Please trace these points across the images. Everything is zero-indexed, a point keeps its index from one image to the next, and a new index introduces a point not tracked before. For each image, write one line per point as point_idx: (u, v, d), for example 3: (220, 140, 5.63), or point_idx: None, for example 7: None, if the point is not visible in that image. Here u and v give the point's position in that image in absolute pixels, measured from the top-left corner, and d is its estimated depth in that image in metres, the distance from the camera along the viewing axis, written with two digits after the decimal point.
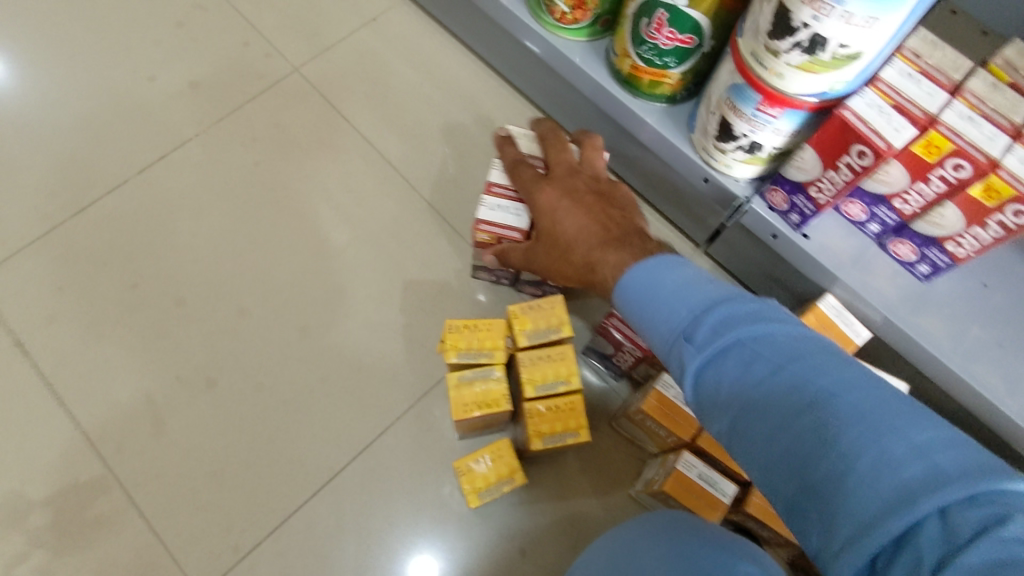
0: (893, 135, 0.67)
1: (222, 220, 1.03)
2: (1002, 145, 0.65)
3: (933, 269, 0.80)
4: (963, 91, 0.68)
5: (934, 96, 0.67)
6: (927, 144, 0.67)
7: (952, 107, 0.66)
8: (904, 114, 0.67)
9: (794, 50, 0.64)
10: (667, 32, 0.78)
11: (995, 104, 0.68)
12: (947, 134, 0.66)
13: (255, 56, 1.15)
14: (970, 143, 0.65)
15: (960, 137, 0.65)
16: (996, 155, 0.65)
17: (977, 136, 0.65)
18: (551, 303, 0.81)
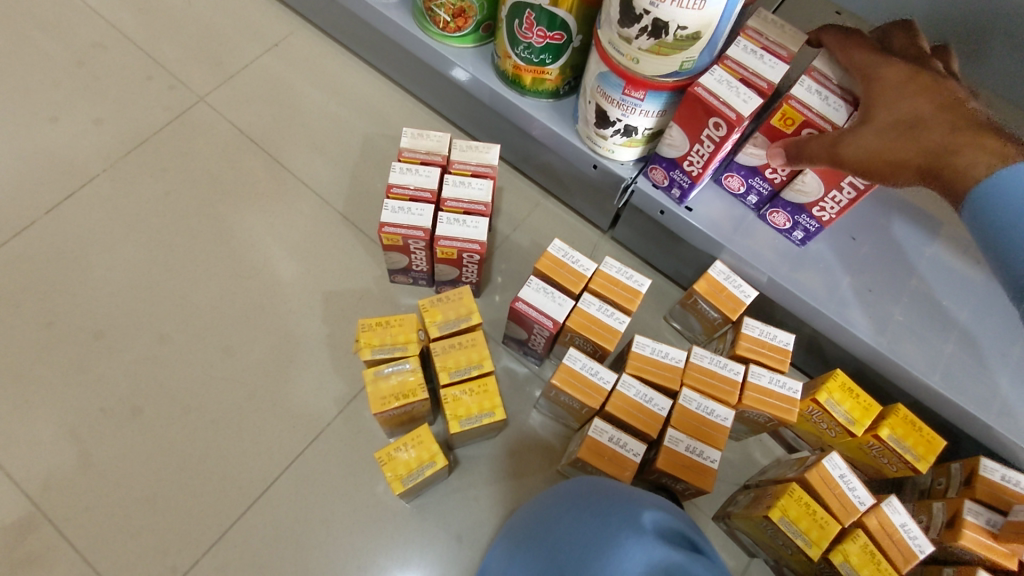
0: (741, 105, 0.73)
1: (136, 251, 1.04)
2: (845, 113, 0.72)
3: (807, 234, 0.87)
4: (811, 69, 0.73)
5: (775, 67, 0.74)
6: (783, 115, 0.75)
7: (800, 82, 0.73)
8: (750, 86, 0.74)
9: (642, 35, 0.71)
10: (538, 30, 0.84)
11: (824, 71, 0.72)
12: (797, 109, 0.73)
13: (158, 89, 1.17)
14: (818, 115, 0.72)
15: (809, 110, 0.72)
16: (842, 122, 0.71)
17: (821, 106, 0.72)
18: (459, 294, 0.85)
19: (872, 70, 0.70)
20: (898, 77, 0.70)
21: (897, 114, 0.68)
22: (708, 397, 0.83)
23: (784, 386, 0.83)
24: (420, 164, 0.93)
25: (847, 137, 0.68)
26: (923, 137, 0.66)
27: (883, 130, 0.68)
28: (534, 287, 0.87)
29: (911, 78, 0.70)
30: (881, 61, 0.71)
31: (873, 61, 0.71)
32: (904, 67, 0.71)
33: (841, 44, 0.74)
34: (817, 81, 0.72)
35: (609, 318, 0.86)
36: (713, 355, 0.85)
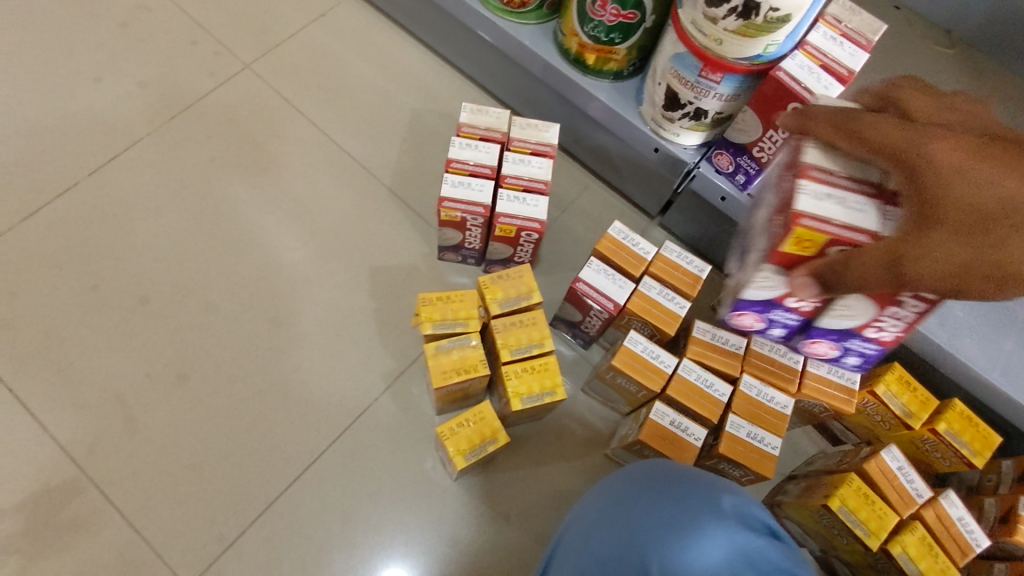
0: (824, 92, 0.72)
1: (182, 217, 1.02)
2: (889, 215, 0.59)
3: (861, 357, 0.81)
4: (810, 168, 0.61)
5: (855, 55, 0.74)
6: (796, 241, 0.63)
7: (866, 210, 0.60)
8: (832, 72, 0.73)
9: (730, 16, 0.69)
10: (612, 9, 0.83)
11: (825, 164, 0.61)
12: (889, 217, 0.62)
13: (203, 54, 1.15)
14: (843, 227, 0.59)
15: (830, 224, 0.59)
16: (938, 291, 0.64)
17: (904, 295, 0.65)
18: (520, 272, 0.85)
19: (914, 146, 0.53)
20: (947, 156, 0.52)
21: (969, 207, 0.51)
22: (767, 385, 0.83)
23: (843, 376, 0.83)
24: (479, 139, 0.91)
25: (910, 253, 0.54)
26: (993, 240, 0.51)
27: (957, 230, 0.52)
28: (595, 269, 0.86)
29: (947, 142, 0.52)
30: (923, 130, 0.53)
31: (909, 138, 0.54)
32: (944, 128, 0.54)
33: (843, 127, 0.58)
34: (820, 183, 0.60)
35: (669, 302, 0.86)
36: (773, 343, 0.85)
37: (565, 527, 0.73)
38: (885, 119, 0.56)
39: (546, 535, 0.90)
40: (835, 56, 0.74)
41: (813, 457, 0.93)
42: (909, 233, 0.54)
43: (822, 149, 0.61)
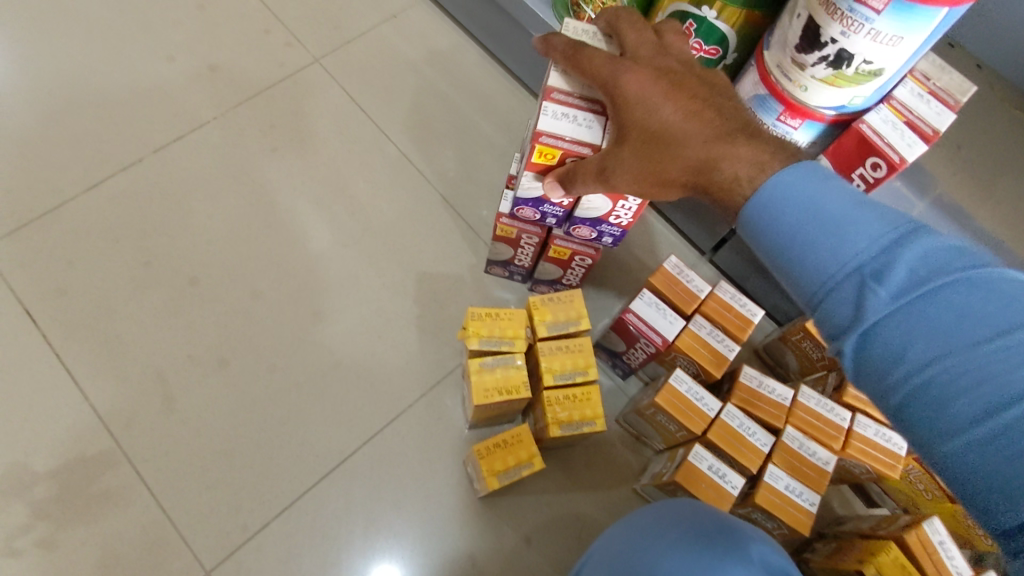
0: (906, 150, 0.71)
1: (238, 203, 1.03)
2: (598, 129, 0.67)
3: (615, 239, 0.83)
4: (550, 92, 0.67)
5: (942, 114, 0.72)
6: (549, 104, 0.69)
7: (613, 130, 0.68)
8: (915, 130, 0.72)
9: (820, 63, 0.68)
10: (694, 42, 0.82)
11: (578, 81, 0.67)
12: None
13: (274, 44, 1.16)
14: (573, 142, 0.67)
15: (562, 141, 0.68)
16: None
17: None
18: (571, 296, 0.84)
19: (621, 74, 0.59)
20: (640, 90, 0.58)
21: (650, 130, 0.57)
22: (810, 439, 0.81)
23: (889, 440, 0.81)
24: None
25: (612, 162, 0.61)
26: (676, 156, 0.56)
27: (651, 151, 0.58)
28: (646, 301, 0.85)
29: (656, 80, 0.58)
30: (623, 64, 0.59)
31: (609, 71, 0.60)
32: (643, 62, 0.60)
33: (572, 56, 0.62)
34: (559, 104, 0.67)
35: (718, 344, 0.84)
36: (820, 397, 0.83)
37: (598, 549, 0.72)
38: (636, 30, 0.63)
39: (566, 563, 0.89)
40: (921, 116, 0.72)
41: (845, 517, 0.91)
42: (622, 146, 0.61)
43: (563, 72, 0.67)
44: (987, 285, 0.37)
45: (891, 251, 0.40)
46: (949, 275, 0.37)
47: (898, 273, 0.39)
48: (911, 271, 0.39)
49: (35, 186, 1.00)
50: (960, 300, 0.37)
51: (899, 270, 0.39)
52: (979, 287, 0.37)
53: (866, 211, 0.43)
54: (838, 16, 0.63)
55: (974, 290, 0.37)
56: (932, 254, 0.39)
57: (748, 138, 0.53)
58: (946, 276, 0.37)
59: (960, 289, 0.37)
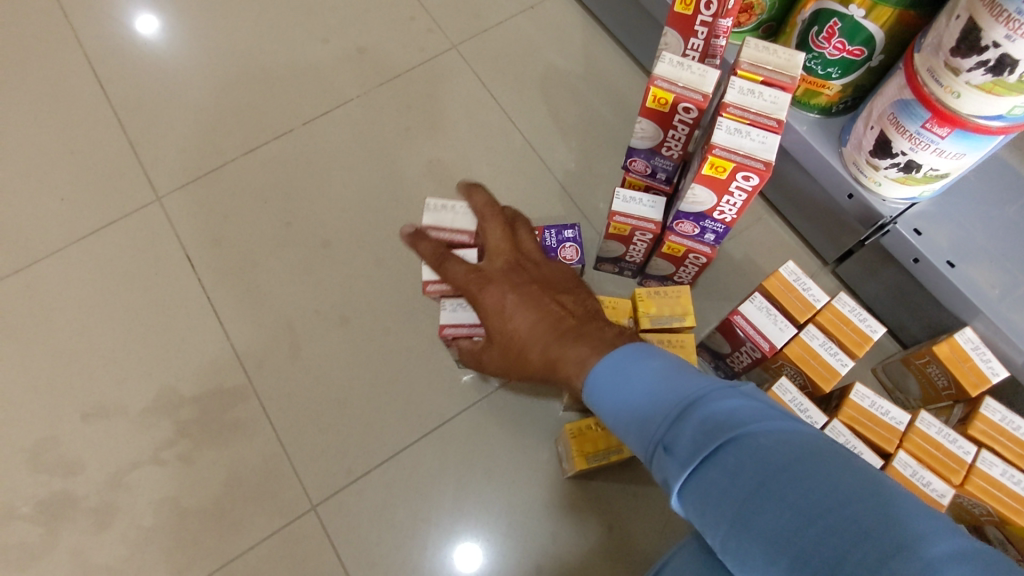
0: (766, 153, 0.71)
1: (370, 175, 1.11)
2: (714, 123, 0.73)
3: (717, 236, 0.84)
4: (655, 79, 0.75)
5: (776, 103, 0.73)
6: (655, 98, 0.75)
7: (717, 126, 0.72)
8: (760, 126, 0.72)
9: (977, 69, 0.64)
10: (837, 42, 0.78)
11: (686, 81, 0.75)
12: (739, 113, 0.73)
13: (418, 31, 1.23)
14: None
15: None
16: (772, 158, 0.71)
17: (746, 146, 0.71)
18: (678, 292, 0.84)
19: (480, 283, 0.69)
20: (493, 304, 0.68)
21: (510, 341, 0.66)
22: (925, 468, 0.76)
23: (1019, 483, 0.74)
24: (762, 83, 0.75)
25: (490, 360, 0.73)
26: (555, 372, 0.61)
27: (505, 353, 0.68)
28: (756, 304, 0.83)
29: (507, 285, 0.68)
30: (479, 282, 0.70)
31: (495, 322, 0.68)
32: (498, 277, 0.70)
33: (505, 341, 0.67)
34: (665, 92, 0.74)
35: (831, 357, 0.81)
36: (942, 426, 0.77)
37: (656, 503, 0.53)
38: (497, 225, 0.76)
39: (646, 556, 0.89)
40: (459, 299, 0.85)
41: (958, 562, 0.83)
42: (488, 352, 0.72)
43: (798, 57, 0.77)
44: (764, 451, 0.37)
45: (679, 412, 0.43)
46: (725, 437, 0.38)
47: (683, 438, 0.41)
48: (688, 433, 0.41)
49: (204, 149, 1.13)
50: (736, 463, 0.37)
51: (685, 438, 0.40)
52: (758, 467, 0.36)
53: (685, 375, 0.47)
54: (1003, 19, 0.60)
55: (772, 460, 0.36)
56: (708, 412, 0.41)
57: (575, 337, 0.59)
58: (725, 436, 0.38)
59: (719, 471, 0.38)
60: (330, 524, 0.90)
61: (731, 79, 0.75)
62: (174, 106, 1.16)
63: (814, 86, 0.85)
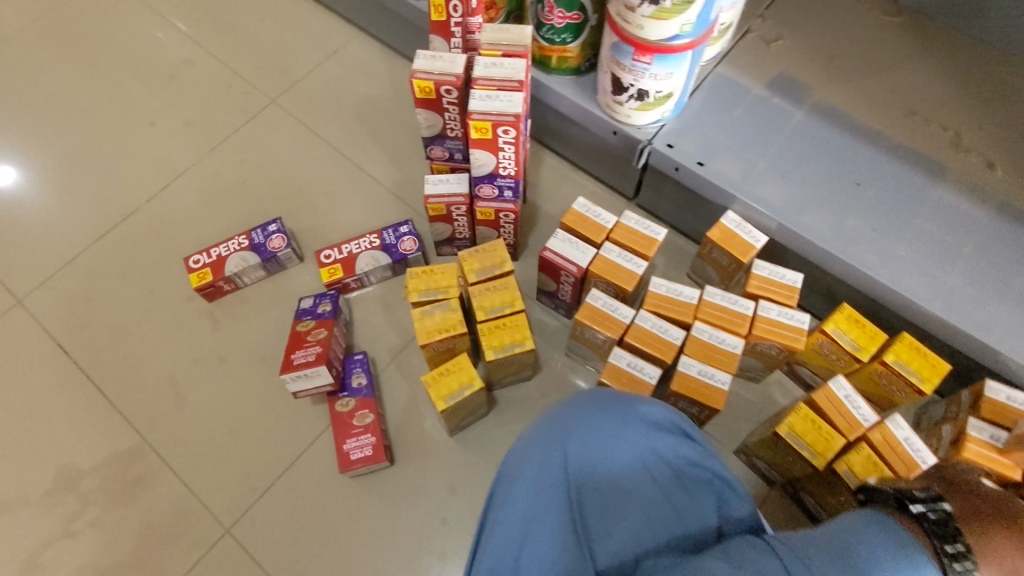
0: (514, 107, 0.85)
1: (219, 228, 1.20)
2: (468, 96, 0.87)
3: (513, 191, 0.98)
4: (416, 73, 0.89)
5: (515, 67, 0.88)
6: (420, 88, 0.89)
7: (471, 97, 0.86)
8: (506, 89, 0.87)
9: (643, 4, 0.82)
10: (558, 13, 0.95)
11: (440, 68, 0.89)
12: (486, 83, 0.87)
13: (237, 95, 1.35)
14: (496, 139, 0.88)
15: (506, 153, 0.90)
16: (519, 110, 0.85)
17: (497, 107, 0.86)
18: (494, 246, 0.97)
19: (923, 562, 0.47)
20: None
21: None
22: (719, 329, 0.90)
23: (792, 318, 0.90)
24: (502, 55, 0.90)
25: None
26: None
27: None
28: (560, 238, 0.97)
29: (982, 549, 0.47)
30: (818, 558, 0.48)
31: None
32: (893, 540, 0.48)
33: None
34: (425, 81, 0.88)
35: (628, 263, 0.95)
36: (725, 293, 0.93)
37: (509, 460, 0.67)
38: None
39: None
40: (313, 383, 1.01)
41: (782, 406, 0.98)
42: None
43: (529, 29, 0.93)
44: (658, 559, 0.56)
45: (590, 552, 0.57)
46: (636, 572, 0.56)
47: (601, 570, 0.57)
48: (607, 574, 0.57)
49: (57, 245, 1.19)
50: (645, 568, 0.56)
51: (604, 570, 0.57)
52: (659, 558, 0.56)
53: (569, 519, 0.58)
54: None
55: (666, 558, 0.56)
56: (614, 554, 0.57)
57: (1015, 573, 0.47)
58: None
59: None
60: (246, 540, 0.96)
61: (476, 58, 0.90)
62: (18, 216, 1.22)
63: (559, 52, 1.02)
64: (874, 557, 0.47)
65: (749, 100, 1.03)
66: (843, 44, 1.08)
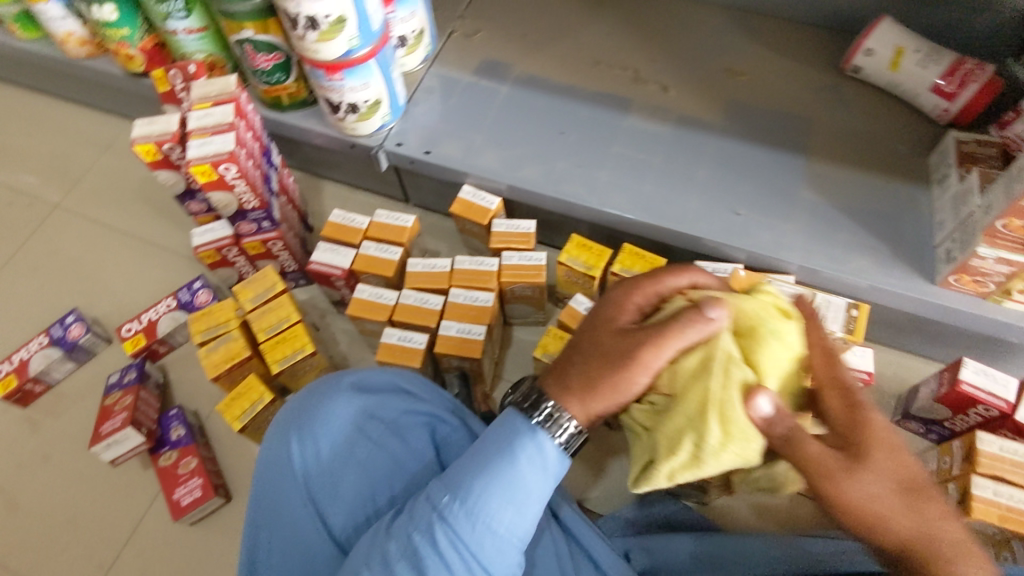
0: (226, 145, 0.94)
1: (23, 336, 1.23)
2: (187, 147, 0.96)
3: (270, 221, 1.07)
4: (137, 141, 0.97)
5: (224, 111, 0.98)
6: (145, 153, 0.98)
7: (188, 147, 0.95)
8: (219, 131, 0.96)
9: (306, 33, 0.93)
10: (261, 57, 1.05)
11: (157, 130, 0.98)
12: (199, 131, 0.96)
13: (20, 209, 1.39)
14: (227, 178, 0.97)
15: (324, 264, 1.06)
16: (231, 146, 0.94)
17: (212, 148, 0.95)
18: (265, 273, 1.06)
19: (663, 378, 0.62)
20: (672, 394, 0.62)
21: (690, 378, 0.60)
22: (472, 289, 1.02)
23: (531, 260, 1.04)
24: (213, 105, 0.99)
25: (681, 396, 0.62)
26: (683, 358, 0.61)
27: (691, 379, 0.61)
28: (322, 250, 1.08)
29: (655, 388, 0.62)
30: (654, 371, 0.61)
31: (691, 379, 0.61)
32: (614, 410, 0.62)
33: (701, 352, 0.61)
34: (145, 145, 0.97)
35: (385, 255, 1.06)
36: (473, 257, 1.05)
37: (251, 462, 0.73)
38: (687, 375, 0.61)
39: None
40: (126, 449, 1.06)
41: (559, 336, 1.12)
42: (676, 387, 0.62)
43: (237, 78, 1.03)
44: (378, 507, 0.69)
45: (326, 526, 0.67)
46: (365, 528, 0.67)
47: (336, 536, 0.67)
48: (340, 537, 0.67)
49: None
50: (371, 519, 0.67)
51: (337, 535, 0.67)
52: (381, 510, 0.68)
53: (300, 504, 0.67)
54: None
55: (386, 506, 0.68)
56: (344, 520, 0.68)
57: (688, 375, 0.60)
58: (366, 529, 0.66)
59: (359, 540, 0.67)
60: None
61: (189, 113, 0.99)
62: None
63: (282, 91, 1.12)
64: (500, 452, 0.62)
65: (460, 89, 1.18)
66: (533, 23, 1.24)
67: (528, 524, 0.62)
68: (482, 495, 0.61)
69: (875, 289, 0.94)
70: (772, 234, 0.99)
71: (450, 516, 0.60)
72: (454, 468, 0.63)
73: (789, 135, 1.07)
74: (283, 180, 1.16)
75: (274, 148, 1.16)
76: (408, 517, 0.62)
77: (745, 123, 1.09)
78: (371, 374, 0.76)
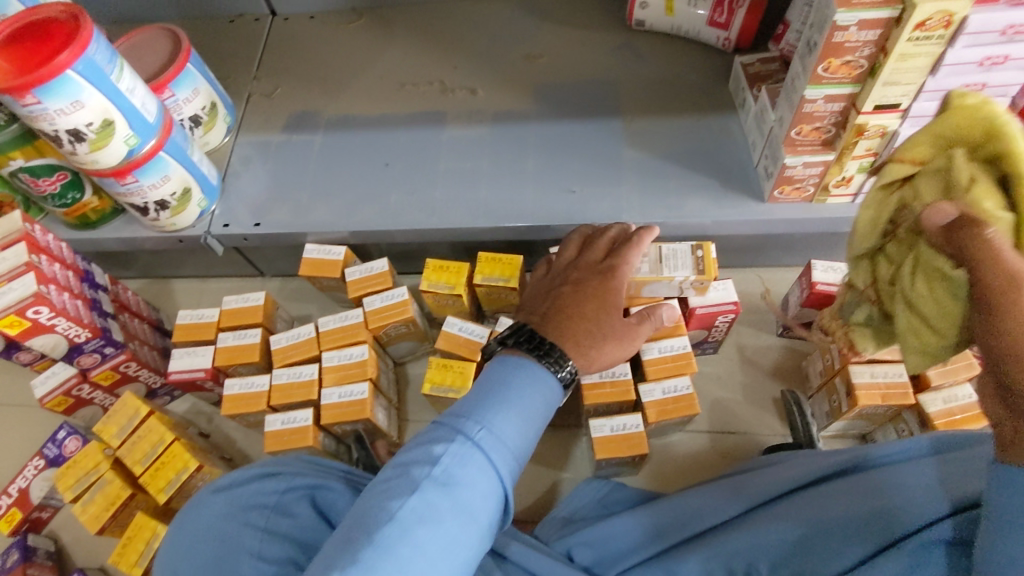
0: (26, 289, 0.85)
1: None
2: None
3: (112, 345, 1.00)
4: None
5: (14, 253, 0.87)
6: None
7: None
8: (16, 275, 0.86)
9: (74, 148, 0.87)
10: (43, 182, 0.98)
11: None
12: None
13: None
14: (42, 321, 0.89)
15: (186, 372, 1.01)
16: (32, 288, 0.86)
17: (12, 297, 0.86)
18: (123, 401, 0.98)
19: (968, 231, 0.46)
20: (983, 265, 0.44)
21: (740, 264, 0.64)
22: (344, 347, 0.98)
23: (394, 297, 1.00)
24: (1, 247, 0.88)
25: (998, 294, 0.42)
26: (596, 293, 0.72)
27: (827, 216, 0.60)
28: (178, 355, 1.02)
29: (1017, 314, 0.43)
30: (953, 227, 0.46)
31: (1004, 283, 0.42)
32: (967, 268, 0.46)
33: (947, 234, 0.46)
34: None
35: (244, 341, 1.01)
36: (336, 315, 1.01)
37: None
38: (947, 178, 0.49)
39: None
40: None
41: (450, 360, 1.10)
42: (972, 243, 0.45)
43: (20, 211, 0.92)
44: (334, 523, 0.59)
45: None
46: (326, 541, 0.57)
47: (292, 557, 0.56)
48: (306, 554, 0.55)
49: None
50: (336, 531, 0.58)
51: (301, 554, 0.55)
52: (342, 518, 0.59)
53: None
54: (32, 120, 0.82)
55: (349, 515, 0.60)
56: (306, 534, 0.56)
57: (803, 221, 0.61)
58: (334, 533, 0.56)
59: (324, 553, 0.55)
60: None
61: None
62: None
63: (83, 208, 1.05)
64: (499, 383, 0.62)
65: (275, 150, 1.14)
66: (328, 63, 1.22)
67: (527, 436, 0.61)
68: (492, 420, 0.59)
69: (716, 223, 0.98)
70: (609, 201, 1.01)
71: (480, 437, 0.58)
72: (463, 403, 0.61)
73: (600, 102, 1.10)
74: (118, 295, 1.08)
75: (94, 267, 1.07)
76: (415, 459, 0.57)
77: (556, 102, 1.11)
78: (233, 475, 0.77)
